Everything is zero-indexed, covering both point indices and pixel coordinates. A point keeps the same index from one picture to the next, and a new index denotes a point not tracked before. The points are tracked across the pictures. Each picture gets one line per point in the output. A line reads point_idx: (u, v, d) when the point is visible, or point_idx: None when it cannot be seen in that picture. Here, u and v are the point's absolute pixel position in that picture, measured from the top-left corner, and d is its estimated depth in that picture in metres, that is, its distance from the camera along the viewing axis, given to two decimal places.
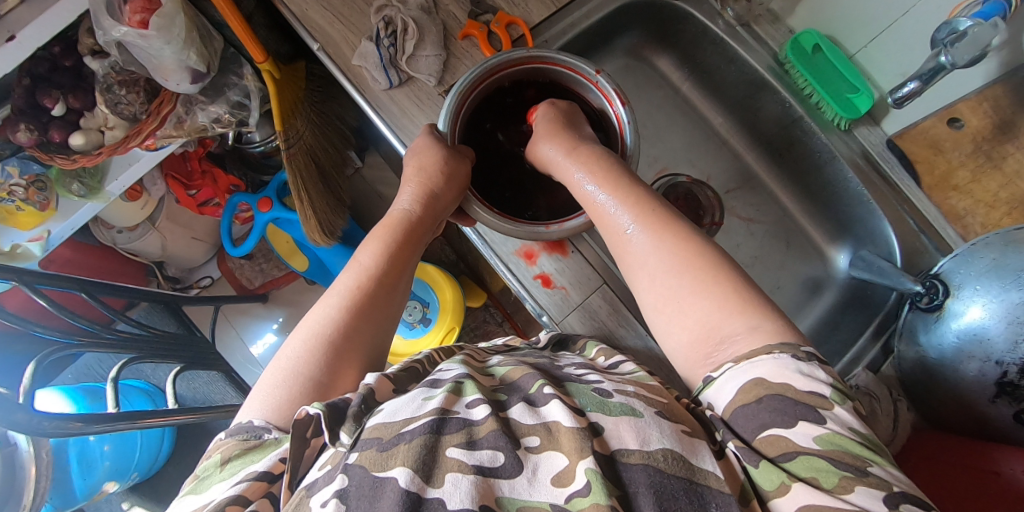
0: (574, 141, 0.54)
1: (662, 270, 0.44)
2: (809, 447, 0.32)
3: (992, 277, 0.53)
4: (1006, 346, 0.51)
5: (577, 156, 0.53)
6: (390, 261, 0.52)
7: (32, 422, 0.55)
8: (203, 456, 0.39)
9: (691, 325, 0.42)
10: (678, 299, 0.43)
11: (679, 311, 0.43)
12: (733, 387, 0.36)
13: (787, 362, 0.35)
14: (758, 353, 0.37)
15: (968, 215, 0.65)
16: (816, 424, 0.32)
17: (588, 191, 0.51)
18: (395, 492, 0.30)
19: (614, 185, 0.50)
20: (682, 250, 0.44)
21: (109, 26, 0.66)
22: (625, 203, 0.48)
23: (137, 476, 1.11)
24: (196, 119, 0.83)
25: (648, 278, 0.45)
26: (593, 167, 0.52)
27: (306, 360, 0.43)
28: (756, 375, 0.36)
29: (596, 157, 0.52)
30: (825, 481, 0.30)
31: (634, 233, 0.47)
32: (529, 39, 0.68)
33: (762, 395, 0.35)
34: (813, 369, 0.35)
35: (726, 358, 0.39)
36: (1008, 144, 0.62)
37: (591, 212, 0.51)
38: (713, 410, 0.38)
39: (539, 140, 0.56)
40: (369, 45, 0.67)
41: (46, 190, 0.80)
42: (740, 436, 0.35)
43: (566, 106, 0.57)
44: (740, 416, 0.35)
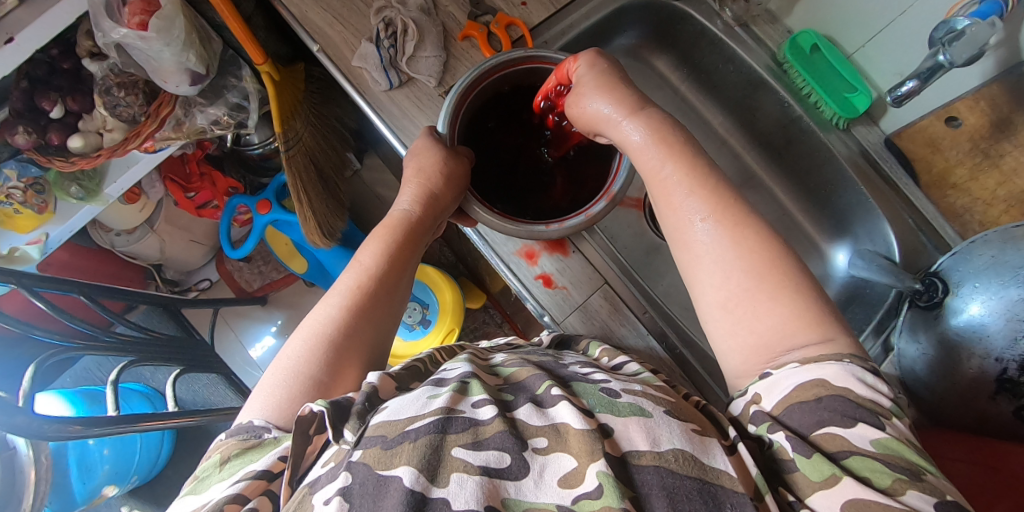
0: (637, 105, 0.51)
1: (739, 271, 0.42)
2: (865, 448, 0.32)
3: (991, 274, 0.54)
4: (1006, 343, 0.51)
5: (640, 121, 0.50)
6: (391, 261, 0.52)
7: (31, 425, 0.54)
8: (203, 456, 0.38)
9: (761, 331, 0.40)
10: (752, 300, 0.41)
11: (753, 315, 0.41)
12: (790, 384, 0.36)
13: (853, 369, 0.35)
14: (827, 358, 0.37)
15: (966, 213, 0.66)
16: (875, 427, 0.33)
17: (653, 164, 0.48)
18: (400, 491, 0.29)
19: (688, 162, 0.47)
20: (759, 255, 0.42)
21: (108, 28, 0.66)
22: (699, 188, 0.46)
23: (137, 480, 1.10)
24: (195, 121, 0.83)
25: (720, 275, 0.43)
26: (661, 133, 0.49)
27: (306, 360, 0.43)
28: (819, 376, 0.36)
29: (665, 129, 0.49)
30: (878, 481, 0.30)
31: (702, 224, 0.45)
32: (529, 40, 0.69)
33: (823, 395, 0.35)
34: (876, 382, 0.35)
35: (788, 360, 0.38)
36: (1005, 142, 0.62)
37: (652, 181, 0.49)
38: (759, 405, 0.38)
39: (590, 93, 0.52)
40: (369, 46, 0.67)
41: (44, 193, 0.80)
42: (790, 427, 0.35)
43: (612, 63, 0.54)
44: (796, 410, 0.35)
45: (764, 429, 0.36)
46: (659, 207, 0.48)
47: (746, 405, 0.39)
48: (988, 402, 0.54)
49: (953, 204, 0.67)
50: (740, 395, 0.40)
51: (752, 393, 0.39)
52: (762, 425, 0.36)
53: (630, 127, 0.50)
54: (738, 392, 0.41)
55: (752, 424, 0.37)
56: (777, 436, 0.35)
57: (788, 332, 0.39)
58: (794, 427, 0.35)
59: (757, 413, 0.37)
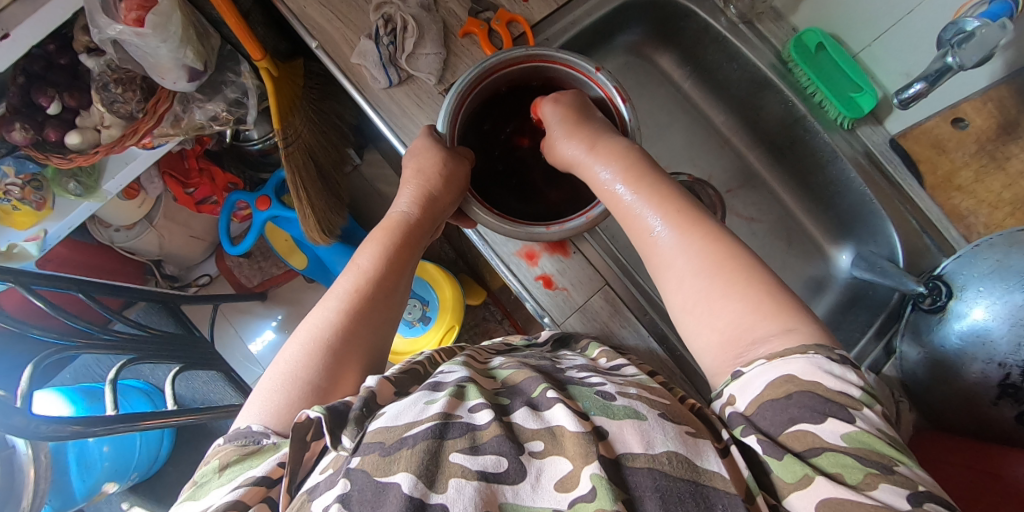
0: (593, 137, 0.52)
1: (691, 273, 0.42)
2: (836, 444, 0.31)
3: (995, 278, 0.53)
4: (1008, 348, 0.51)
5: (597, 152, 0.51)
6: (389, 264, 0.51)
7: (29, 426, 0.54)
8: (202, 461, 0.38)
9: (722, 326, 0.40)
10: (707, 301, 0.41)
11: (710, 313, 0.41)
12: (761, 382, 0.35)
13: (820, 361, 0.34)
14: (792, 352, 0.35)
15: (971, 215, 0.66)
16: (845, 422, 0.32)
17: (617, 193, 0.49)
18: (398, 498, 0.29)
19: (641, 182, 0.48)
20: (711, 254, 0.42)
21: (104, 24, 0.65)
22: (651, 203, 0.46)
23: (137, 476, 1.11)
24: (193, 116, 0.83)
25: (675, 280, 0.43)
26: (617, 163, 0.49)
27: (306, 364, 0.43)
28: (787, 371, 0.35)
29: (625, 153, 0.50)
30: (849, 477, 0.30)
31: (655, 233, 0.45)
32: (529, 37, 0.67)
33: (793, 391, 0.34)
34: (845, 371, 0.34)
35: (756, 356, 0.37)
36: (1012, 144, 0.62)
37: (616, 212, 0.49)
38: (734, 406, 0.37)
39: (553, 141, 0.54)
40: (368, 43, 0.66)
41: (43, 189, 0.79)
42: (761, 429, 0.34)
43: (574, 100, 0.54)
44: (768, 409, 0.34)
45: (738, 431, 0.35)
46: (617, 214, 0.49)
47: (722, 406, 0.38)
48: (989, 407, 0.54)
49: (957, 205, 0.66)
50: (718, 396, 0.40)
51: (728, 394, 0.38)
52: (736, 427, 0.35)
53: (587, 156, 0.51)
54: (716, 392, 0.40)
55: (730, 426, 0.36)
56: (748, 440, 0.34)
57: (744, 326, 0.39)
58: (765, 428, 0.34)
59: (733, 415, 0.36)
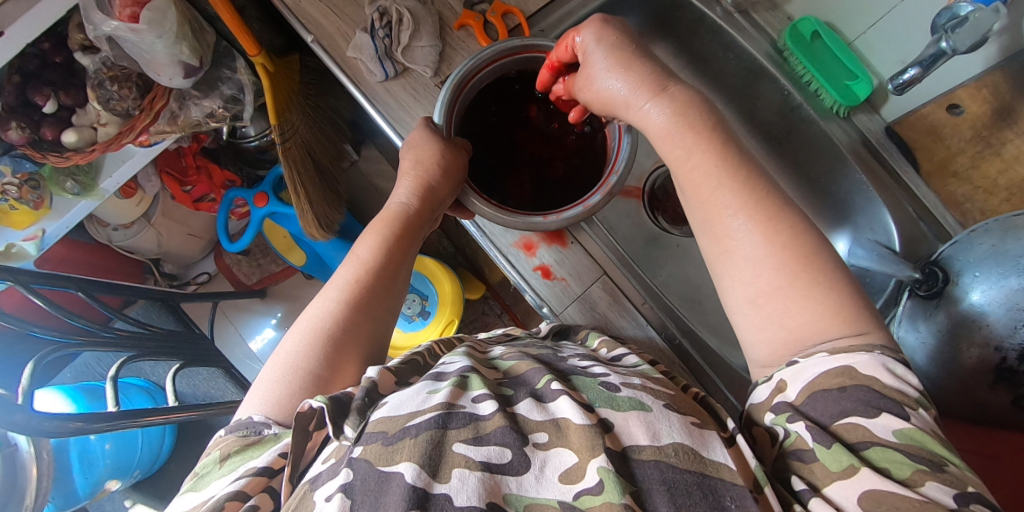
0: (661, 82, 0.45)
1: (770, 268, 0.39)
2: (887, 439, 0.32)
3: (991, 263, 0.55)
4: (1007, 331, 0.53)
5: (626, 79, 0.46)
6: (388, 254, 0.51)
7: (31, 423, 0.54)
8: (203, 453, 0.38)
9: (792, 326, 0.38)
10: (784, 296, 0.39)
11: (783, 312, 0.39)
12: (816, 369, 0.35)
13: (882, 360, 0.35)
14: (856, 348, 0.36)
15: (967, 202, 0.66)
16: (899, 418, 0.32)
17: (689, 167, 0.44)
18: (402, 487, 0.29)
19: (719, 152, 0.43)
20: (795, 250, 0.39)
21: (99, 21, 0.65)
22: (729, 179, 0.42)
23: (139, 474, 1.11)
24: (190, 114, 0.84)
25: (750, 271, 0.40)
26: (679, 117, 0.44)
27: (306, 354, 0.43)
28: (846, 364, 0.35)
29: (667, 84, 0.45)
30: (897, 472, 0.30)
31: (729, 216, 0.42)
32: (525, 28, 0.67)
33: (846, 384, 0.34)
34: (906, 372, 0.34)
35: (816, 350, 0.37)
36: (1007, 130, 0.62)
37: (680, 178, 0.45)
38: (783, 394, 0.37)
39: (607, 68, 0.46)
40: (364, 37, 0.66)
41: (40, 188, 0.79)
42: (810, 418, 0.34)
43: (609, 49, 0.46)
44: (819, 400, 0.34)
45: (783, 419, 0.36)
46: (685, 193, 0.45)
47: (770, 393, 0.38)
48: (986, 392, 0.55)
49: (954, 192, 0.67)
50: (764, 381, 0.40)
51: (778, 380, 0.38)
52: (782, 414, 0.36)
53: (620, 89, 0.46)
54: (763, 378, 0.40)
55: (772, 412, 0.37)
56: (796, 426, 0.34)
57: (797, 323, 0.38)
58: (815, 417, 0.34)
59: (779, 402, 0.37)
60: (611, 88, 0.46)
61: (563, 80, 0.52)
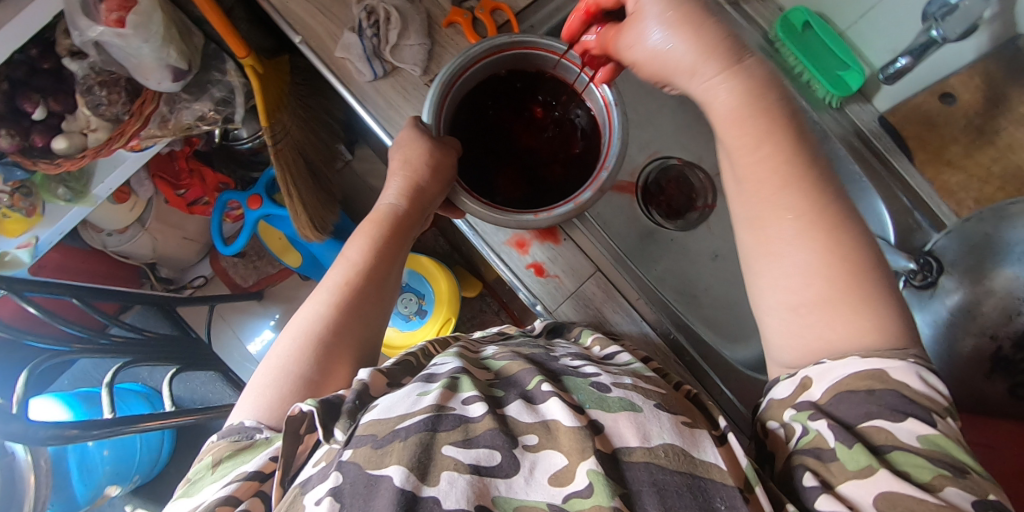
0: (737, 54, 0.40)
1: (821, 280, 0.37)
2: (909, 444, 0.31)
3: (986, 254, 0.55)
4: (1002, 320, 0.54)
5: (696, 41, 0.39)
6: (378, 255, 0.51)
7: (27, 432, 0.54)
8: (196, 458, 0.38)
9: (834, 339, 0.37)
10: (834, 309, 0.37)
11: (825, 324, 0.37)
12: (845, 370, 0.35)
13: (917, 368, 0.34)
14: (890, 354, 0.35)
15: (961, 191, 0.66)
16: (925, 423, 0.32)
17: (754, 159, 0.40)
18: (390, 491, 0.29)
19: (790, 148, 0.39)
20: (850, 262, 0.37)
21: (85, 26, 0.65)
22: (794, 179, 0.39)
23: (139, 478, 1.12)
24: (181, 117, 0.83)
25: (799, 280, 0.38)
26: (752, 99, 0.40)
27: (296, 357, 0.43)
28: (877, 368, 0.34)
29: (743, 56, 0.40)
30: (917, 475, 0.30)
31: (785, 221, 0.39)
32: (514, 24, 0.66)
33: (874, 387, 0.34)
34: (938, 381, 0.34)
35: (848, 351, 0.36)
36: (1000, 118, 0.64)
37: (741, 172, 0.41)
38: (808, 392, 0.37)
39: (671, 29, 0.39)
40: (351, 36, 0.65)
41: (32, 195, 0.79)
42: (833, 417, 0.34)
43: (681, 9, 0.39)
44: (844, 401, 0.34)
45: (805, 416, 0.36)
46: (740, 191, 0.42)
47: (794, 390, 0.38)
48: (983, 381, 0.55)
49: (947, 181, 0.67)
50: (787, 377, 0.39)
51: (802, 377, 0.37)
52: (805, 412, 0.36)
53: (685, 53, 0.40)
54: (784, 375, 0.40)
55: (795, 409, 0.37)
56: (817, 424, 0.34)
57: (843, 338, 0.36)
58: (838, 417, 0.34)
59: (803, 401, 0.36)
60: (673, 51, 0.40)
61: (597, 31, 0.46)
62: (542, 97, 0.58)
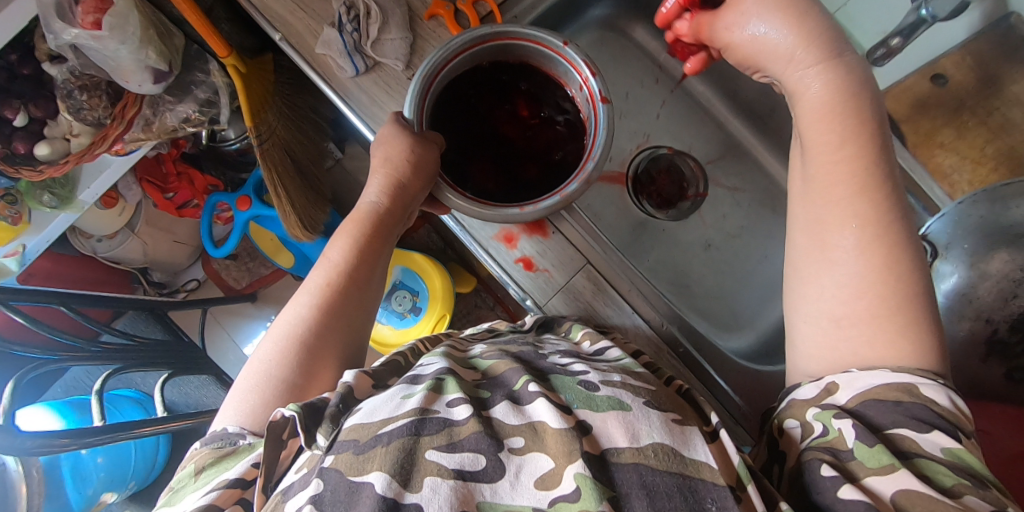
0: (833, 48, 0.40)
1: (873, 295, 0.37)
2: (933, 452, 0.32)
3: (981, 236, 0.55)
4: (996, 303, 0.53)
5: (800, 29, 0.39)
6: (360, 255, 0.50)
7: (14, 442, 0.54)
8: (178, 466, 0.38)
9: (863, 354, 0.37)
10: (871, 325, 0.37)
11: (868, 339, 0.37)
12: (878, 379, 0.35)
13: (947, 391, 0.34)
14: (920, 372, 0.35)
15: (955, 173, 0.64)
16: (950, 436, 0.32)
17: (836, 155, 0.40)
18: (371, 498, 0.29)
19: (868, 155, 0.39)
20: (897, 283, 0.37)
21: (59, 29, 0.63)
22: (868, 186, 0.39)
23: (134, 486, 1.12)
24: (165, 120, 0.82)
25: (851, 292, 0.38)
26: (845, 95, 0.40)
27: (279, 361, 0.43)
28: (907, 382, 0.35)
29: (841, 53, 0.40)
30: (939, 481, 0.30)
31: (847, 227, 0.39)
32: (497, 15, 0.65)
33: (904, 399, 0.34)
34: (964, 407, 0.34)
35: (879, 366, 0.36)
36: (993, 99, 0.63)
37: (817, 167, 0.41)
38: (832, 395, 0.37)
39: (771, 16, 0.40)
40: (332, 32, 0.64)
41: (18, 204, 0.78)
42: (859, 418, 0.34)
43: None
44: (872, 407, 0.35)
45: (828, 415, 0.36)
46: (807, 191, 0.42)
47: (816, 392, 0.38)
48: (978, 364, 0.54)
49: (941, 163, 0.64)
50: (809, 384, 0.39)
51: (828, 382, 0.38)
52: (828, 412, 0.36)
53: (787, 38, 0.40)
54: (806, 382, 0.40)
55: (818, 408, 0.37)
56: (843, 423, 0.34)
57: (880, 356, 0.37)
58: (864, 420, 0.34)
59: (827, 402, 0.36)
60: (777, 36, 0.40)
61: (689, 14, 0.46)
62: (525, 85, 0.57)
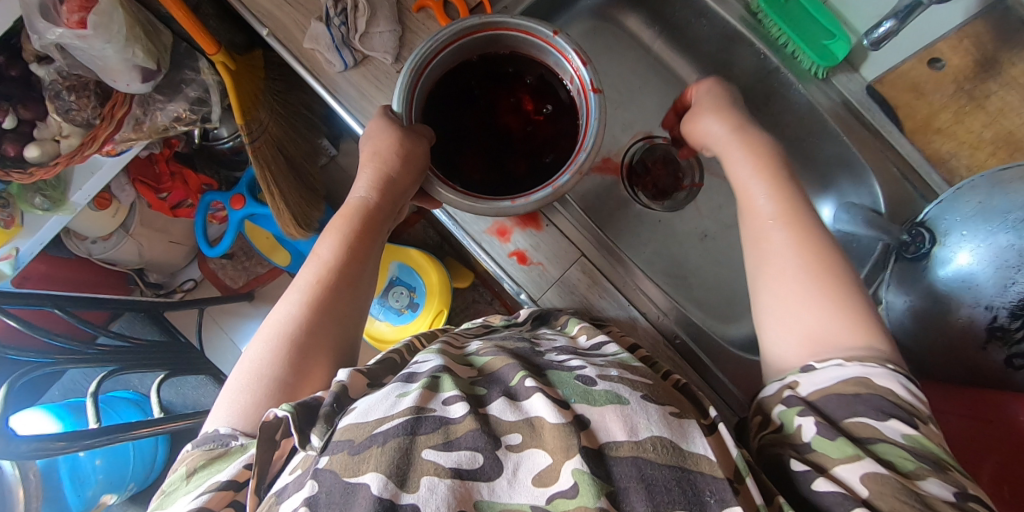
0: (741, 120, 0.53)
1: (801, 272, 0.43)
2: (894, 439, 0.33)
3: (979, 220, 0.53)
4: (995, 290, 0.51)
5: (723, 120, 0.53)
6: (350, 251, 0.50)
7: (8, 447, 0.53)
8: (170, 469, 0.37)
9: (807, 326, 0.41)
10: (810, 296, 0.42)
11: (803, 307, 0.42)
12: (834, 376, 0.37)
13: (898, 377, 0.36)
14: (872, 360, 0.37)
15: (952, 158, 0.65)
16: (907, 424, 0.34)
17: (757, 198, 0.48)
18: (367, 499, 0.28)
19: (779, 184, 0.48)
20: (824, 266, 0.43)
21: (43, 29, 0.63)
22: (781, 197, 0.47)
23: (135, 487, 1.13)
24: (156, 119, 0.81)
25: (780, 275, 0.44)
26: (755, 151, 0.50)
27: (270, 360, 0.42)
28: (864, 374, 0.36)
29: (747, 124, 0.52)
30: (901, 466, 0.32)
31: (770, 226, 0.47)
32: (487, 6, 0.64)
33: (862, 391, 0.35)
34: (918, 391, 0.36)
35: (832, 356, 0.39)
36: (990, 82, 0.62)
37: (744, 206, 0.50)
38: (794, 389, 0.39)
39: (699, 114, 0.55)
40: (320, 26, 0.63)
41: (9, 206, 0.77)
42: (820, 413, 0.36)
43: (709, 95, 0.55)
44: (832, 401, 0.36)
45: (793, 412, 0.37)
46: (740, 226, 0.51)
47: (780, 389, 0.40)
48: (977, 352, 0.54)
49: (937, 149, 0.65)
50: (776, 381, 0.41)
51: (790, 380, 0.39)
52: (793, 408, 0.37)
53: (716, 129, 0.53)
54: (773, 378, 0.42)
55: (784, 404, 0.38)
56: (806, 420, 0.36)
57: (821, 329, 0.41)
58: (825, 414, 0.36)
59: (791, 397, 0.38)
60: (713, 129, 0.53)
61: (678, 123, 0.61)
62: (530, 79, 0.56)
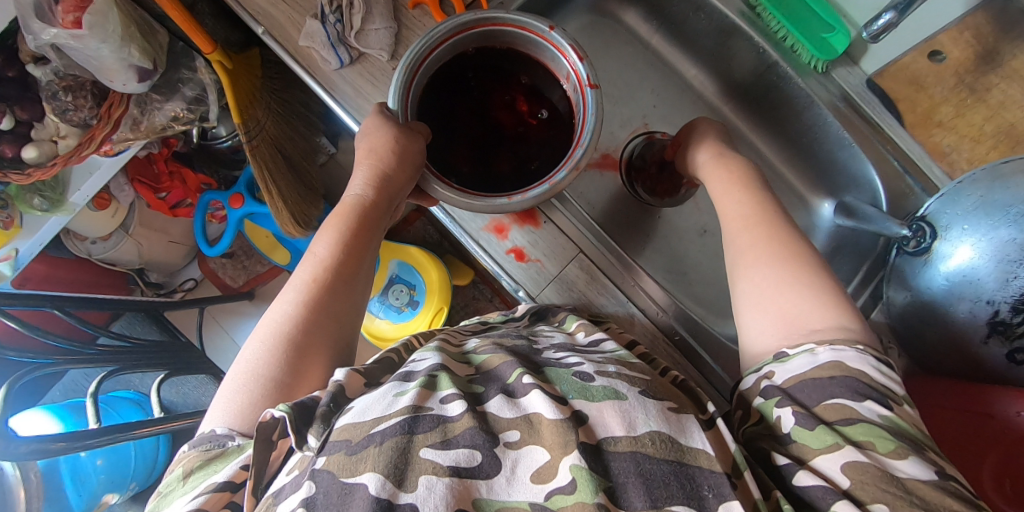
0: (721, 148, 0.57)
1: (770, 260, 0.44)
2: (870, 418, 0.33)
3: (980, 214, 0.53)
4: (997, 285, 0.51)
5: (705, 150, 0.58)
6: (346, 249, 0.50)
7: (8, 448, 0.53)
8: (167, 470, 0.37)
9: (780, 306, 0.42)
10: (786, 284, 0.42)
11: (778, 291, 0.43)
12: (807, 362, 0.37)
13: (866, 358, 0.36)
14: (842, 342, 0.37)
15: (953, 152, 0.64)
16: (882, 404, 0.34)
17: (736, 209, 0.50)
18: (366, 499, 0.28)
19: (753, 196, 0.51)
20: (794, 254, 0.44)
21: (39, 30, 0.62)
22: (753, 203, 0.50)
23: (137, 486, 1.13)
24: (153, 119, 0.81)
25: (755, 264, 0.45)
26: (732, 169, 0.54)
27: (266, 360, 0.42)
28: (837, 358, 0.36)
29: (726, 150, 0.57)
30: (880, 447, 0.31)
31: (739, 223, 0.49)
32: (482, 2, 0.64)
33: (837, 374, 0.35)
34: (890, 371, 0.36)
35: (806, 341, 0.39)
36: (990, 74, 0.62)
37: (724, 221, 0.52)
38: (770, 379, 0.38)
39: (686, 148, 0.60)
40: (315, 24, 0.63)
41: (8, 207, 0.78)
42: (798, 401, 0.36)
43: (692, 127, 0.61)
44: (808, 387, 0.36)
45: (771, 403, 0.36)
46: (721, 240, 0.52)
47: (758, 380, 0.39)
48: (979, 346, 0.54)
49: (939, 142, 0.65)
50: (752, 372, 0.41)
51: (766, 370, 0.39)
52: (771, 399, 0.37)
53: (700, 159, 0.58)
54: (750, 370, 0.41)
55: (762, 396, 0.38)
56: (784, 409, 0.35)
57: (792, 310, 0.41)
58: (801, 401, 0.36)
59: (768, 387, 0.38)
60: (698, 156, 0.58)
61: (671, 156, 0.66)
62: (525, 78, 0.56)
